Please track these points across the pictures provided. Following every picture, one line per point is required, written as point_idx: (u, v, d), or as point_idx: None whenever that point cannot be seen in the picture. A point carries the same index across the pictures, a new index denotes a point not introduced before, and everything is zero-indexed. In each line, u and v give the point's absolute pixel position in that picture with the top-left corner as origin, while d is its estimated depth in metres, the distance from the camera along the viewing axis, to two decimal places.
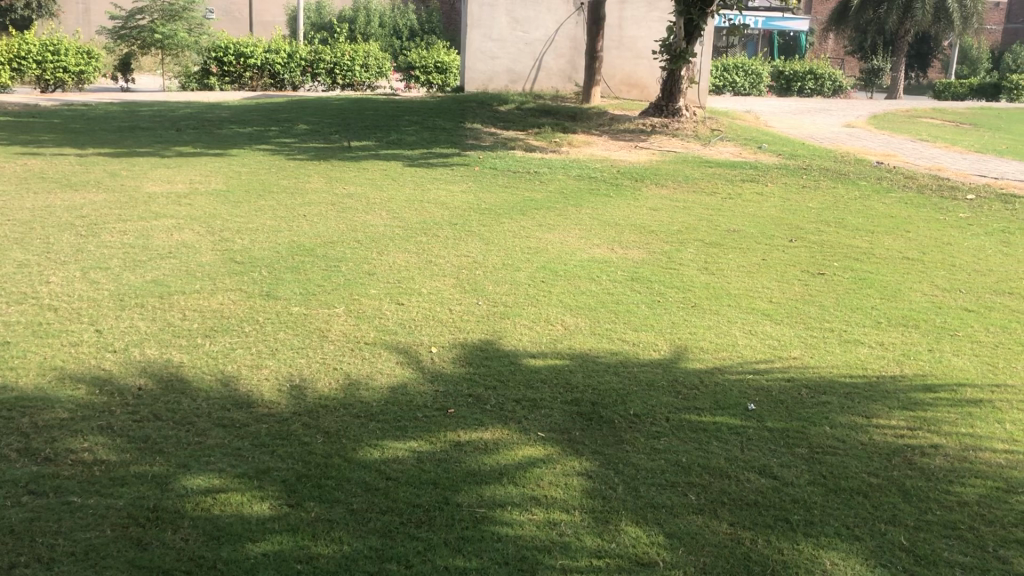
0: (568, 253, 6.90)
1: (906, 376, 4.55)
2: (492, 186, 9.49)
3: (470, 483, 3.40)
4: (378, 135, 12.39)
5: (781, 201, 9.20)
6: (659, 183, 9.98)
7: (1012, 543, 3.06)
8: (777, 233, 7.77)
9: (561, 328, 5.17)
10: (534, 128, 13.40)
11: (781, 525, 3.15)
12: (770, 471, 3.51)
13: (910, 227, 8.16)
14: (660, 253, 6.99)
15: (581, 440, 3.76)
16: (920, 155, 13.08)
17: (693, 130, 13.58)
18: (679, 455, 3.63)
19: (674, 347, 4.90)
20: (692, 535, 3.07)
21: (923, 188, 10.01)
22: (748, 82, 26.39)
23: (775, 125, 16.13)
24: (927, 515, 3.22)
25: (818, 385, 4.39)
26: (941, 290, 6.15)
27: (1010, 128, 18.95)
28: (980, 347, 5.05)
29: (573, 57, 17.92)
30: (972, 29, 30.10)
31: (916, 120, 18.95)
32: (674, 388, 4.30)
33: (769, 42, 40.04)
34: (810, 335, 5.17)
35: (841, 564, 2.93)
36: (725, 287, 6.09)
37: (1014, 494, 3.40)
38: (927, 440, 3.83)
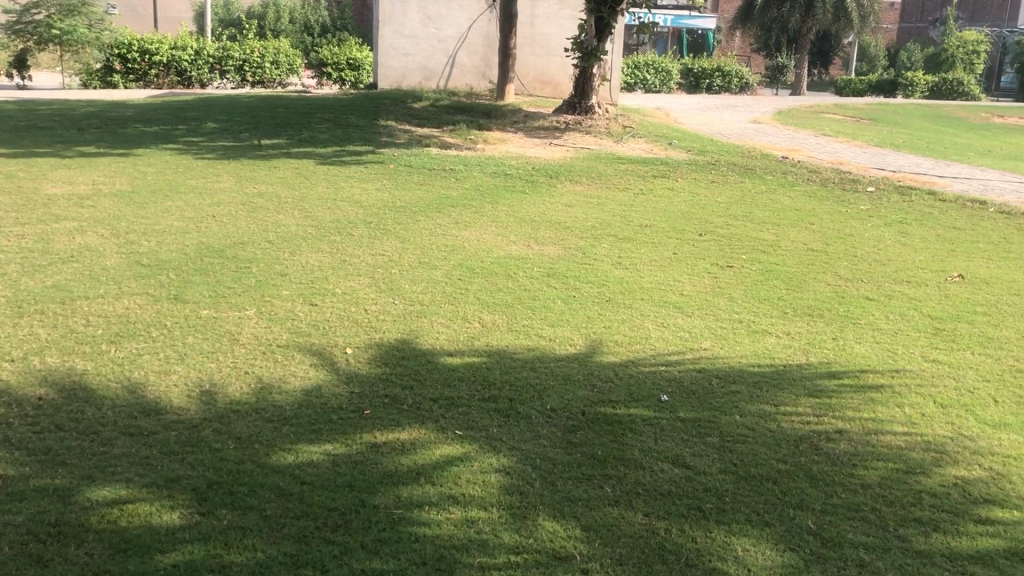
0: (483, 250, 6.91)
1: (811, 364, 4.70)
2: (406, 184, 9.43)
3: (387, 484, 3.37)
4: (289, 133, 12.18)
5: (691, 196, 9.39)
6: (573, 180, 10.07)
7: (911, 522, 3.18)
8: (688, 227, 7.93)
9: (478, 325, 5.17)
10: (449, 125, 13.36)
11: (694, 514, 3.22)
12: (683, 461, 3.58)
13: (814, 219, 8.43)
14: (575, 249, 7.06)
15: (499, 436, 3.76)
16: (823, 149, 13.49)
17: (606, 126, 13.74)
18: (594, 448, 3.66)
19: (589, 341, 4.96)
20: (608, 527, 3.11)
21: (826, 181, 10.35)
22: (658, 79, 26.83)
23: (685, 121, 16.39)
24: (833, 498, 3.33)
25: (729, 375, 4.50)
26: (844, 280, 6.37)
27: (906, 122, 19.73)
28: (881, 333, 5.25)
29: (486, 54, 17.95)
30: (870, 26, 31.21)
31: (819, 115, 19.54)
32: (590, 382, 4.35)
33: (678, 40, 40.83)
34: (721, 326, 5.29)
35: (752, 550, 3.01)
36: (639, 281, 6.18)
37: (914, 474, 3.54)
38: (831, 425, 3.97)
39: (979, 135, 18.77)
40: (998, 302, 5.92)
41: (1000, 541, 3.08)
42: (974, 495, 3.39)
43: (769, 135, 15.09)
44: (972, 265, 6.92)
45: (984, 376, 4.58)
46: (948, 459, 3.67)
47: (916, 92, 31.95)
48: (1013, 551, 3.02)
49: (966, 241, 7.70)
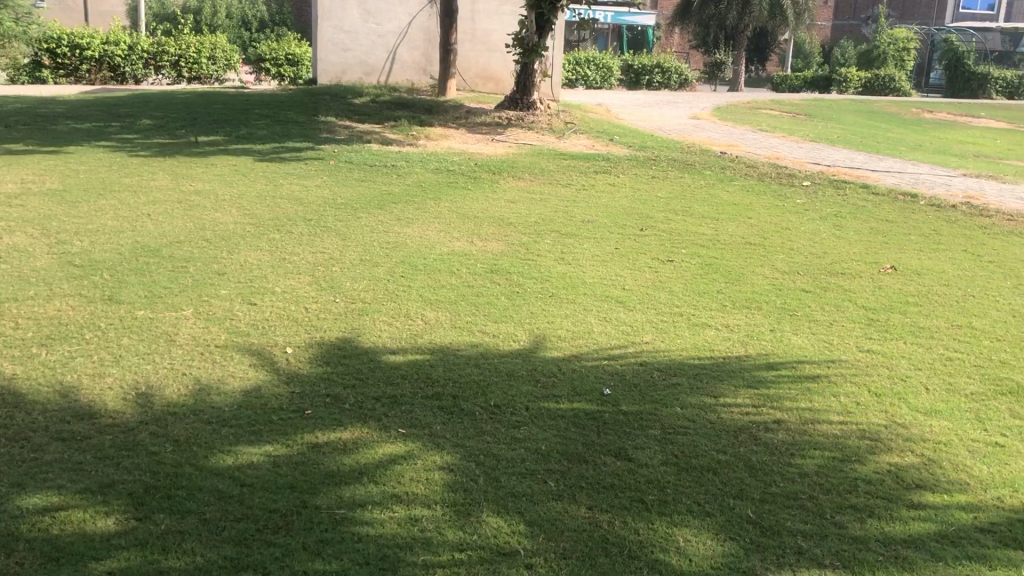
0: (426, 247, 6.88)
1: (750, 355, 4.77)
2: (347, 180, 9.34)
3: (329, 484, 3.34)
4: (227, 129, 11.97)
5: (632, 191, 9.48)
6: (516, 176, 10.08)
7: (847, 509, 3.25)
8: (629, 222, 8.00)
9: (421, 322, 5.15)
10: (390, 121, 13.27)
11: (637, 506, 3.24)
12: (625, 454, 3.61)
13: (751, 213, 8.57)
14: (518, 245, 7.06)
15: (443, 433, 3.75)
16: (761, 145, 13.71)
17: (548, 122, 13.78)
18: (538, 443, 3.67)
19: (533, 336, 4.97)
20: (552, 521, 3.12)
21: (764, 176, 10.52)
22: (599, 75, 26.99)
23: (625, 117, 16.54)
24: (772, 487, 3.39)
25: (670, 368, 4.55)
26: (782, 273, 6.48)
27: (840, 118, 20.19)
28: (817, 325, 5.36)
29: (427, 50, 17.87)
30: (804, 24, 31.84)
31: (756, 111, 19.86)
32: (534, 377, 4.36)
33: (618, 36, 41.14)
34: (662, 320, 5.34)
35: (693, 540, 3.04)
36: (581, 276, 6.21)
37: (850, 462, 3.62)
38: (770, 416, 4.04)
39: (909, 130, 19.27)
40: (929, 293, 6.08)
41: (931, 525, 3.17)
42: (907, 480, 3.48)
43: (708, 130, 15.31)
44: (904, 256, 7.10)
45: (916, 365, 4.70)
46: (883, 447, 3.76)
47: (850, 88, 33.00)
48: (944, 534, 3.11)
49: (898, 233, 7.89)
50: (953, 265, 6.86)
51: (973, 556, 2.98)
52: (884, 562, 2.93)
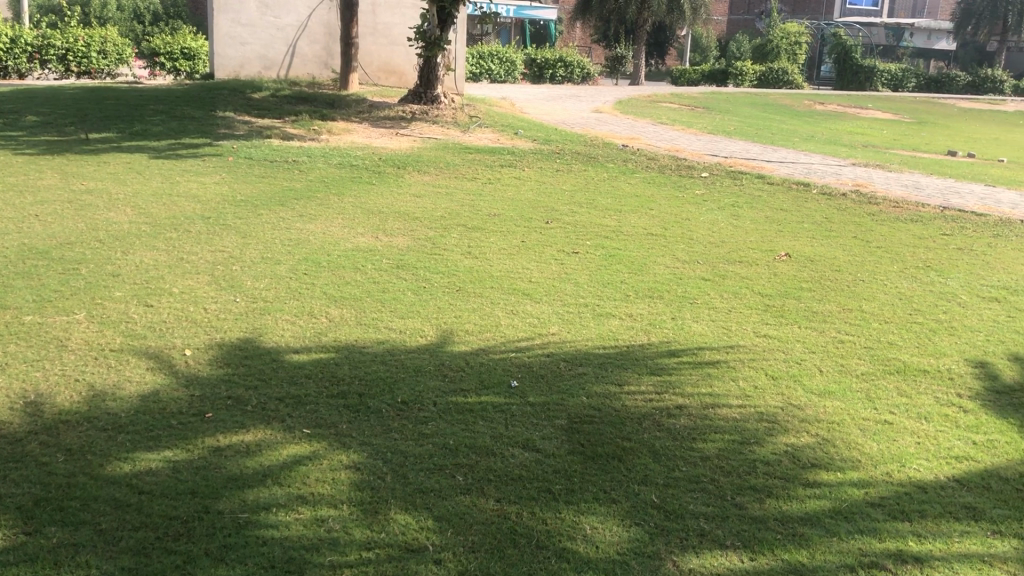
0: (329, 243, 6.77)
1: (653, 343, 4.87)
2: (247, 177, 9.14)
3: (231, 488, 3.26)
4: (119, 125, 11.56)
5: (537, 184, 9.54)
6: (420, 170, 10.02)
7: (747, 490, 3.35)
8: (535, 216, 8.04)
9: (325, 320, 5.07)
10: (291, 116, 13.02)
11: (544, 496, 3.27)
12: (533, 445, 3.64)
13: (653, 204, 8.74)
14: (423, 240, 7.02)
15: (348, 432, 3.71)
16: (661, 138, 13.95)
17: (452, 116, 13.74)
18: (445, 438, 3.67)
19: (440, 331, 4.96)
20: (459, 515, 3.13)
21: (664, 167, 10.73)
22: (503, 69, 27.03)
23: (529, 111, 16.60)
24: (675, 472, 3.46)
25: (576, 358, 4.60)
26: (683, 263, 6.62)
27: (736, 110, 20.74)
28: (716, 312, 5.50)
29: (327, 44, 17.64)
30: (701, 19, 32.56)
31: (657, 104, 20.25)
32: (441, 372, 4.35)
33: (521, 31, 41.29)
34: (567, 311, 5.40)
35: (599, 528, 3.09)
36: (487, 270, 6.22)
37: (749, 444, 3.73)
38: (673, 401, 4.13)
39: (801, 122, 19.92)
40: (822, 279, 6.30)
41: (826, 501, 3.30)
42: (803, 460, 3.60)
43: (610, 124, 15.51)
44: (797, 244, 7.35)
45: (811, 348, 4.87)
46: (780, 428, 3.88)
47: (745, 82, 33.94)
48: (837, 510, 3.24)
49: (792, 222, 8.16)
50: (843, 251, 7.13)
51: (864, 530, 3.11)
52: (783, 540, 3.03)
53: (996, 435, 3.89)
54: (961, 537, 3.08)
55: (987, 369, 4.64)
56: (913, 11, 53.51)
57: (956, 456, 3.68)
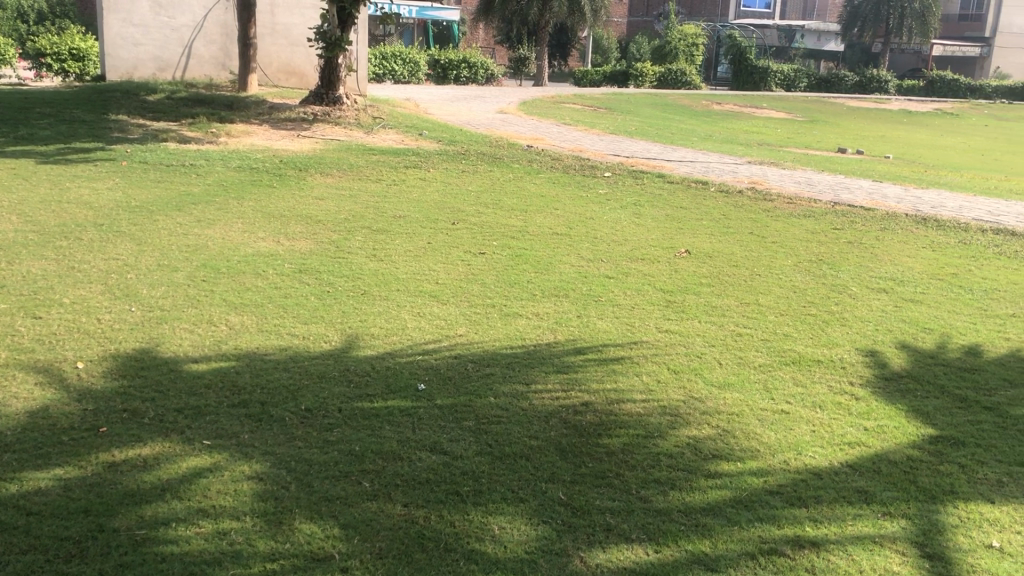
0: (228, 248, 6.61)
1: (559, 342, 4.91)
2: (143, 181, 8.85)
3: (128, 504, 3.15)
4: (3, 129, 11.03)
5: (443, 185, 9.52)
6: (322, 172, 9.88)
7: (651, 483, 3.41)
8: (441, 216, 8.02)
9: (225, 328, 4.94)
10: (187, 119, 12.67)
11: (452, 498, 3.27)
12: (440, 448, 3.63)
13: (557, 204, 8.82)
14: (326, 243, 6.92)
15: (251, 442, 3.63)
16: (564, 138, 14.10)
17: (355, 117, 13.58)
18: (351, 445, 3.62)
19: (344, 336, 4.89)
20: (366, 522, 3.09)
21: (568, 168, 10.82)
22: (407, 70, 26.86)
23: (434, 112, 16.53)
24: (581, 468, 3.50)
25: (483, 359, 4.60)
26: (587, 261, 6.70)
27: (638, 111, 21.11)
28: (620, 309, 5.58)
29: (225, 44, 17.25)
30: (602, 20, 33.02)
31: (560, 105, 20.43)
32: (346, 378, 4.29)
33: (424, 32, 41.12)
34: (474, 312, 5.40)
35: (508, 527, 3.10)
36: (392, 272, 6.17)
37: (653, 438, 3.80)
38: (579, 399, 4.17)
39: (699, 122, 20.39)
40: (720, 274, 6.46)
41: (727, 491, 3.38)
42: (704, 452, 3.69)
43: (515, 124, 15.56)
44: (697, 240, 7.53)
45: (711, 342, 4.99)
46: (682, 421, 3.97)
47: (646, 82, 34.58)
48: (738, 499, 3.33)
49: (692, 219, 8.35)
50: (740, 246, 7.33)
51: (764, 518, 3.20)
52: (687, 531, 3.10)
53: (884, 421, 4.05)
54: (854, 521, 3.20)
55: (877, 357, 4.83)
56: (803, 13, 55.38)
57: (849, 442, 3.82)
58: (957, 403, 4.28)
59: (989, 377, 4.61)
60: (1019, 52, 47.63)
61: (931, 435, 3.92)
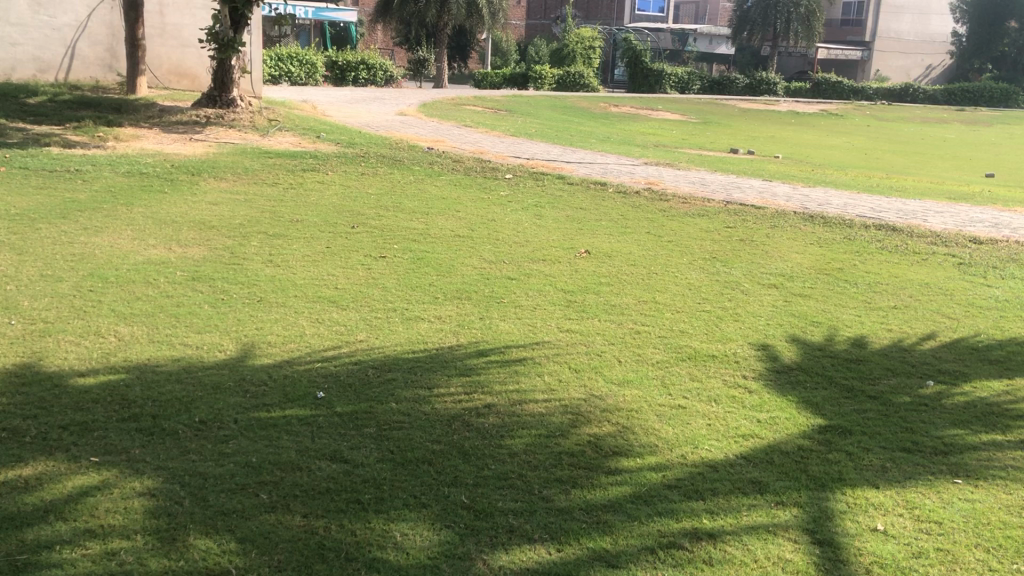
0: (117, 257, 6.37)
1: (461, 345, 4.89)
2: (24, 188, 8.44)
3: (7, 529, 2.99)
4: None
5: (342, 188, 9.40)
6: (216, 176, 9.62)
7: (554, 482, 3.44)
8: (340, 220, 7.92)
9: (113, 339, 4.76)
10: (72, 122, 12.16)
11: (353, 507, 3.22)
12: (341, 456, 3.57)
13: (459, 206, 8.82)
14: (221, 249, 6.74)
15: (141, 457, 3.50)
16: (464, 140, 14.15)
17: (250, 119, 13.26)
18: (248, 456, 3.53)
19: (240, 345, 4.77)
20: (265, 535, 3.02)
21: (469, 170, 10.82)
22: (304, 72, 26.43)
23: (332, 114, 16.31)
24: (484, 471, 3.50)
25: (384, 364, 4.56)
26: (489, 263, 6.72)
27: (537, 113, 21.27)
28: (521, 310, 5.61)
29: (111, 45, 16.68)
30: (500, 23, 33.15)
31: (460, 107, 20.43)
32: (242, 388, 4.18)
33: (320, 34, 40.55)
34: (375, 317, 5.34)
35: (410, 534, 3.07)
36: (290, 278, 6.06)
37: (555, 437, 3.83)
38: (481, 401, 4.17)
39: (597, 124, 20.71)
40: (619, 273, 6.56)
41: (627, 487, 3.43)
42: (605, 450, 3.73)
43: (414, 126, 15.49)
44: (597, 240, 7.62)
45: (610, 341, 5.06)
46: (583, 419, 4.01)
47: (545, 84, 34.92)
48: (638, 495, 3.38)
49: (591, 220, 8.46)
50: (638, 246, 7.46)
51: (662, 512, 3.26)
52: (588, 528, 3.13)
53: (776, 412, 4.18)
54: (749, 511, 3.30)
55: (768, 351, 4.99)
56: (696, 17, 56.83)
57: (743, 434, 3.93)
58: (845, 394, 4.45)
59: (873, 367, 4.82)
60: (896, 56, 50.05)
61: (821, 425, 4.07)
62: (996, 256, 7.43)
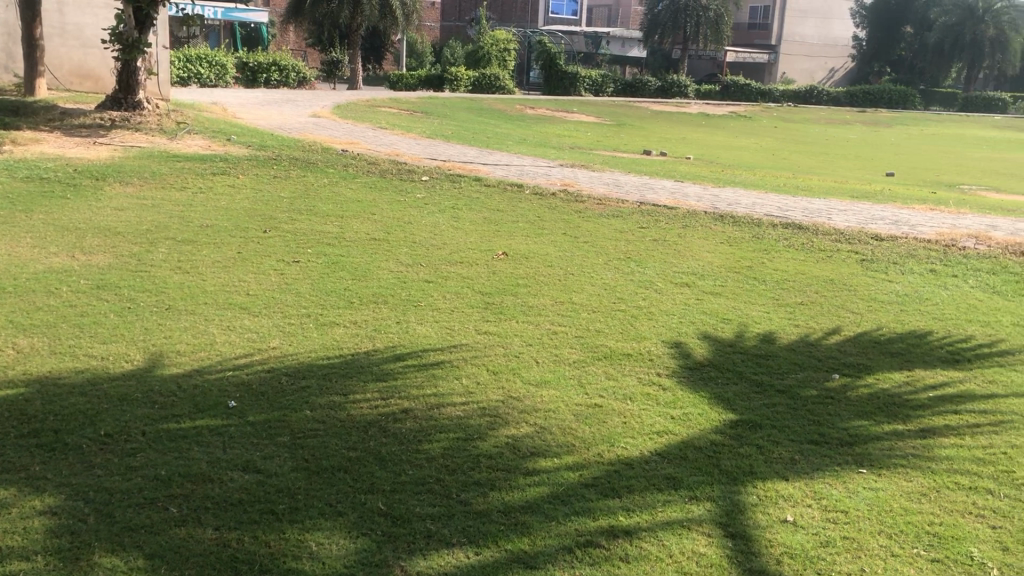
0: (15, 266, 6.11)
1: (377, 349, 4.85)
2: None
3: None
4: None
5: (253, 192, 9.22)
6: (122, 181, 9.33)
7: (472, 486, 3.43)
8: (251, 224, 7.76)
9: (12, 352, 4.56)
10: None
11: (267, 518, 3.15)
12: (254, 466, 3.50)
13: (374, 209, 8.74)
14: (127, 256, 6.52)
15: (43, 474, 3.36)
16: (380, 142, 14.01)
17: (157, 122, 12.89)
18: (157, 469, 3.43)
19: (148, 355, 4.62)
20: (175, 549, 2.93)
21: (384, 172, 10.75)
22: (213, 74, 25.85)
23: (243, 116, 15.98)
24: (401, 476, 3.47)
25: (298, 371, 4.48)
26: (405, 266, 6.67)
27: (453, 115, 21.26)
28: (439, 313, 5.59)
29: (7, 45, 16.02)
30: (415, 25, 33.00)
31: (376, 108, 20.28)
32: (150, 399, 4.06)
33: (230, 34, 39.76)
34: (288, 323, 5.25)
35: (325, 543, 3.02)
36: (200, 285, 5.91)
37: (474, 440, 3.82)
38: (398, 406, 4.14)
39: (513, 126, 20.81)
40: (536, 275, 6.59)
41: (545, 488, 3.45)
42: (522, 450, 3.74)
43: (328, 128, 15.30)
44: (513, 242, 7.65)
45: (527, 342, 5.08)
46: (502, 421, 4.02)
47: (460, 86, 34.90)
48: (556, 495, 3.40)
49: (508, 221, 8.49)
50: (554, 247, 7.52)
51: (580, 511, 3.29)
52: (506, 531, 3.13)
53: (690, 409, 4.26)
54: (664, 507, 3.35)
55: (681, 349, 5.08)
56: (608, 19, 57.62)
57: (657, 431, 3.99)
58: (755, 388, 4.56)
59: (781, 363, 4.95)
60: (801, 59, 51.64)
61: (732, 419, 4.16)
62: (896, 252, 7.72)
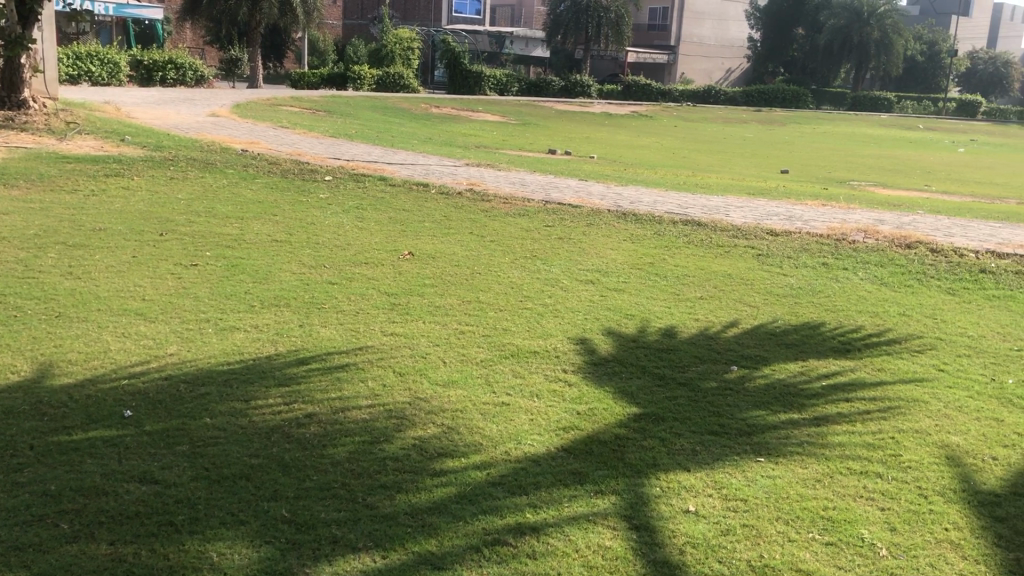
0: None
1: (280, 354, 4.75)
2: None
3: None
4: None
5: (148, 194, 8.92)
6: (6, 184, 8.90)
7: (378, 489, 3.40)
8: (147, 227, 7.52)
9: None
10: None
11: (165, 530, 3.06)
12: (151, 477, 3.39)
13: (275, 210, 8.58)
14: (13, 262, 6.23)
15: None
16: (281, 142, 13.72)
17: (44, 121, 12.36)
18: (47, 484, 3.29)
19: (37, 365, 4.43)
20: (65, 567, 2.82)
21: (286, 172, 10.55)
22: (105, 72, 24.92)
23: (136, 115, 15.44)
24: (306, 482, 3.42)
25: (197, 378, 4.35)
26: (308, 268, 6.56)
27: (356, 115, 21.03)
28: (343, 315, 5.51)
29: None
30: (316, 22, 32.48)
31: (277, 107, 19.86)
32: (39, 411, 3.89)
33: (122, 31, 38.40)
34: (187, 328, 5.10)
35: (227, 552, 2.95)
36: (92, 291, 5.69)
37: (380, 443, 3.79)
38: (302, 411, 4.07)
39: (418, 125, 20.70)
40: (442, 275, 6.56)
41: (452, 488, 3.44)
42: (430, 451, 3.73)
43: (227, 128, 14.92)
44: (419, 242, 7.61)
45: (433, 342, 5.06)
46: (408, 423, 3.99)
47: (364, 85, 34.51)
48: (463, 494, 3.40)
49: (414, 221, 8.45)
50: (460, 246, 7.51)
51: (488, 510, 3.29)
52: (413, 532, 3.11)
53: (595, 404, 4.31)
54: (571, 501, 3.38)
55: (586, 345, 5.14)
56: (511, 19, 57.91)
57: (563, 427, 4.03)
58: (657, 382, 4.65)
59: (682, 356, 5.06)
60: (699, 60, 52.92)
61: (635, 413, 4.23)
62: (790, 247, 7.97)
